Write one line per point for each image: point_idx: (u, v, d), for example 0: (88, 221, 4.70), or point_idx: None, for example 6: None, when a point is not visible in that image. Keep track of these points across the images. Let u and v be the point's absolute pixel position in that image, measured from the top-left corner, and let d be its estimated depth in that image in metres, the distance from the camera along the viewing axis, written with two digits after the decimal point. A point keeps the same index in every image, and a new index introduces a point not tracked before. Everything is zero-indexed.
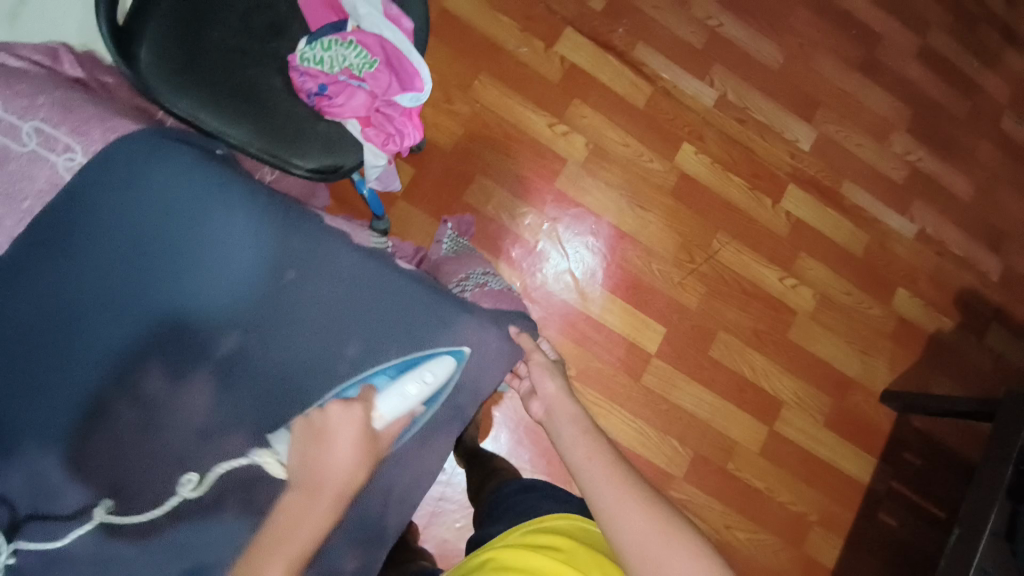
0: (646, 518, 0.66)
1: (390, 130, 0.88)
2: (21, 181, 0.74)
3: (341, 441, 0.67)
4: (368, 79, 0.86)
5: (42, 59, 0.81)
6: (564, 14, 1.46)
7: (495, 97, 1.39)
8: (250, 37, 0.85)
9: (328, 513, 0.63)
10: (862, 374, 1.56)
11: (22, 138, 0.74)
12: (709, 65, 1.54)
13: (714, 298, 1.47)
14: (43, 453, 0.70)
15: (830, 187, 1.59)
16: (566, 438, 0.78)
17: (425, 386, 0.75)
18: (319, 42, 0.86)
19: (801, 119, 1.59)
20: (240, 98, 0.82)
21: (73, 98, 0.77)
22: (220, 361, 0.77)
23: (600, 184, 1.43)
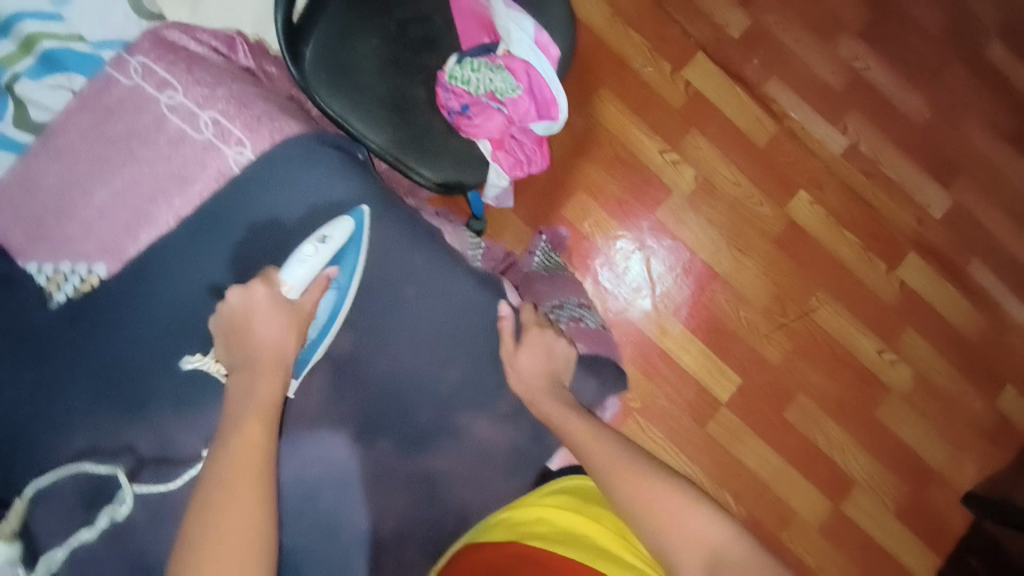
0: (644, 485, 0.73)
1: (521, 156, 0.91)
2: (194, 167, 0.84)
3: (258, 314, 0.74)
4: (508, 104, 0.88)
5: (219, 46, 0.91)
6: (698, 37, 1.40)
7: (611, 114, 1.37)
8: (403, 45, 0.86)
9: (272, 377, 0.72)
10: (948, 470, 1.43)
11: (200, 126, 0.84)
12: (845, 111, 1.44)
13: (800, 357, 1.39)
14: (175, 415, 0.81)
15: (954, 263, 1.45)
16: (562, 425, 0.83)
17: (321, 246, 0.78)
18: (469, 63, 0.85)
19: (936, 183, 1.45)
20: (384, 104, 0.83)
21: (245, 94, 0.86)
22: (337, 358, 0.86)
23: (701, 220, 1.38)
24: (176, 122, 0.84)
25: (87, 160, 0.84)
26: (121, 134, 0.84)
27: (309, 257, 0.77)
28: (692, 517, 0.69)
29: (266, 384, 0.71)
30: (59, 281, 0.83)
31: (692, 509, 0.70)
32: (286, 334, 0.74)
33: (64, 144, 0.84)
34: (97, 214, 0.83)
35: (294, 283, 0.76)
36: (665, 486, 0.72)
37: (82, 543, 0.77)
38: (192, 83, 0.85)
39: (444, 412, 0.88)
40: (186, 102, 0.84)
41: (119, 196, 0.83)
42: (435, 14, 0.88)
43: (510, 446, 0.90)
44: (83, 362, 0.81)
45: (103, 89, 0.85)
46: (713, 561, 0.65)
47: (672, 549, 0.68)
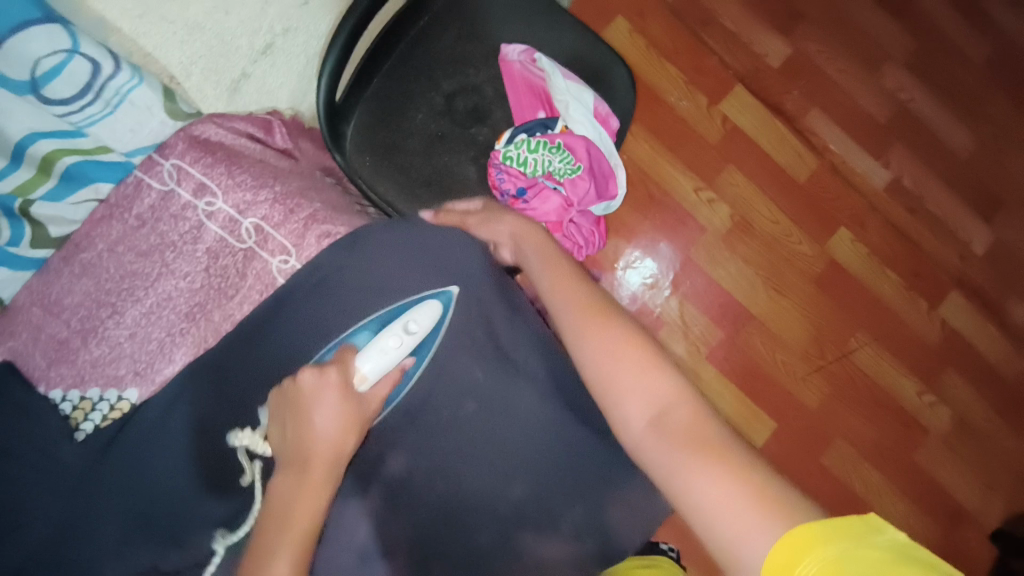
0: (608, 339, 0.66)
1: (580, 239, 0.92)
2: (236, 278, 0.77)
3: (323, 406, 0.63)
4: (567, 185, 0.87)
5: (256, 131, 0.83)
6: (736, 67, 1.34)
7: (645, 150, 1.30)
8: (450, 119, 0.85)
9: (321, 490, 0.60)
10: (983, 513, 1.39)
11: (243, 235, 0.77)
12: (888, 144, 1.38)
13: (839, 402, 1.34)
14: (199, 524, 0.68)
15: (995, 301, 1.41)
16: (542, 277, 0.74)
17: (407, 339, 0.69)
18: (526, 143, 0.84)
19: (979, 218, 1.40)
20: (432, 185, 0.84)
21: (291, 194, 0.79)
22: (388, 483, 0.72)
23: (737, 260, 1.32)
24: (215, 230, 0.77)
25: (117, 275, 0.76)
26: (154, 246, 0.77)
27: (393, 350, 0.68)
28: (647, 377, 0.63)
29: (308, 500, 0.59)
30: (87, 409, 0.74)
31: (651, 371, 0.63)
32: (348, 434, 0.63)
33: (90, 260, 0.77)
34: (126, 334, 0.76)
35: (369, 374, 0.67)
36: (629, 342, 0.65)
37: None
38: (231, 185, 0.78)
39: (508, 539, 0.72)
40: (225, 207, 0.77)
41: (152, 315, 0.76)
42: (485, 84, 0.87)
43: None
44: (103, 504, 0.68)
45: (134, 195, 0.77)
46: (660, 419, 0.60)
47: (622, 403, 0.63)
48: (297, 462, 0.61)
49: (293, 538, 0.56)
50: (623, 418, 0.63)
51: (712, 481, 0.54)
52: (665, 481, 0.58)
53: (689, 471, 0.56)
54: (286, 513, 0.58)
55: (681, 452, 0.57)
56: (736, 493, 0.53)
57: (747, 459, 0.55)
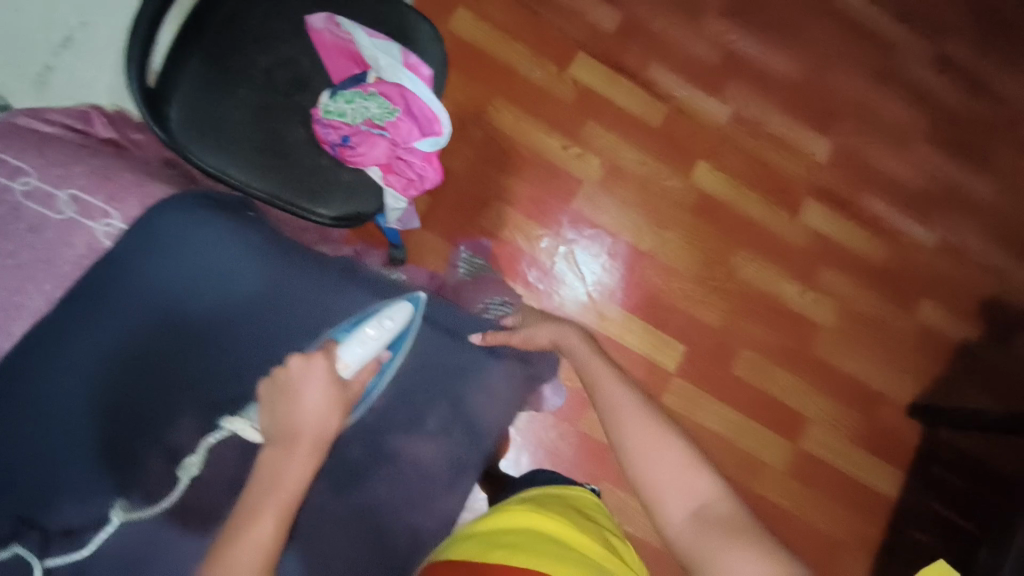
0: (652, 441, 0.73)
1: (412, 175, 0.79)
2: (59, 249, 0.72)
3: (311, 391, 0.67)
4: (389, 128, 0.76)
5: (73, 123, 0.83)
6: (576, 36, 1.47)
7: (510, 121, 1.41)
8: (272, 91, 0.77)
9: (306, 460, 0.64)
10: (890, 388, 1.52)
11: (59, 207, 0.73)
12: (723, 82, 1.53)
13: (735, 315, 1.46)
14: (72, 498, 0.66)
15: (849, 200, 1.56)
16: (593, 376, 0.83)
17: (384, 329, 0.76)
18: (342, 94, 0.75)
19: (817, 131, 1.57)
20: (267, 152, 0.75)
21: (110, 166, 0.78)
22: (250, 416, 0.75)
23: (616, 203, 1.43)
24: (30, 207, 0.72)
25: None
26: None
27: (372, 339, 0.75)
28: (686, 477, 0.70)
29: (297, 463, 0.63)
30: None
31: (689, 473, 0.70)
32: (333, 413, 0.67)
33: None
34: None
35: (352, 362, 0.73)
36: (673, 448, 0.72)
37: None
38: (43, 164, 0.74)
39: (379, 447, 0.80)
40: (36, 183, 0.73)
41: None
42: (301, 54, 0.79)
43: (456, 464, 0.83)
44: None
45: None
46: (700, 515, 0.67)
47: (659, 496, 0.70)
48: (284, 438, 0.65)
49: (276, 509, 0.60)
50: (664, 513, 0.69)
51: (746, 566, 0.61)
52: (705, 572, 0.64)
53: (731, 561, 0.62)
54: (272, 484, 0.62)
55: (717, 538, 0.64)
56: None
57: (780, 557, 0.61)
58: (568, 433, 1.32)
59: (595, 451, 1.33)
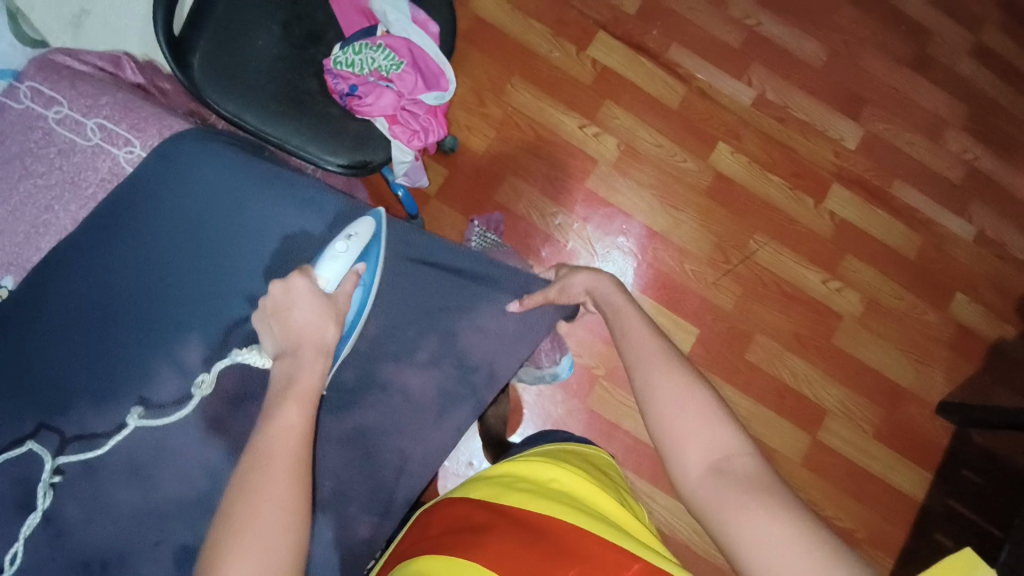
0: (673, 389, 0.67)
1: (417, 127, 0.85)
2: (88, 173, 0.76)
3: (299, 305, 0.66)
4: (396, 80, 0.83)
5: (105, 65, 0.85)
6: (597, 18, 1.48)
7: (527, 100, 1.42)
8: (290, 43, 0.81)
9: (314, 364, 0.63)
10: (917, 384, 1.45)
11: (86, 133, 0.76)
12: (747, 64, 1.51)
13: (751, 300, 1.42)
14: (95, 408, 0.69)
15: (879, 187, 1.51)
16: (620, 322, 0.77)
17: (353, 240, 0.72)
18: (351, 46, 0.80)
19: (845, 116, 1.52)
20: (280, 99, 0.78)
21: (132, 99, 0.79)
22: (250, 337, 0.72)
23: (632, 184, 1.43)
24: (62, 134, 0.76)
25: None
26: (15, 154, 0.76)
27: (341, 253, 0.71)
28: (704, 427, 0.65)
29: (307, 369, 0.63)
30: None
31: (709, 423, 0.65)
32: (326, 322, 0.66)
33: None
34: None
35: (330, 278, 0.69)
36: (694, 396, 0.67)
37: (34, 527, 0.66)
38: (75, 95, 0.77)
39: (371, 372, 0.80)
40: (67, 112, 0.76)
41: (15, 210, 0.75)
42: (316, 9, 0.83)
43: (444, 394, 0.82)
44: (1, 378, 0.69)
45: None
46: (719, 467, 0.62)
47: (678, 447, 0.65)
48: (286, 348, 0.65)
49: (298, 401, 0.60)
50: (681, 463, 0.64)
51: (761, 521, 0.57)
52: (719, 526, 0.60)
53: (748, 516, 0.58)
54: (288, 384, 0.62)
55: (735, 493, 0.59)
56: (806, 550, 0.55)
57: (802, 515, 0.57)
58: (574, 410, 1.32)
59: (600, 430, 1.32)
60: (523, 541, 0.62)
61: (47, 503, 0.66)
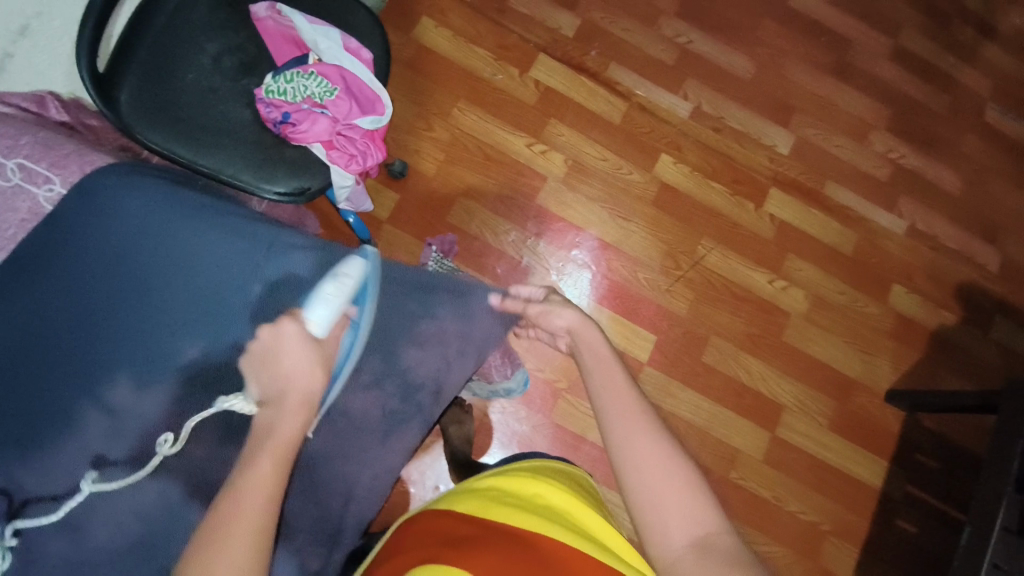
0: (655, 457, 0.68)
1: (354, 151, 0.84)
2: (4, 213, 0.74)
3: (288, 353, 0.63)
4: (330, 106, 0.83)
5: (29, 106, 0.83)
6: (537, 41, 1.53)
7: (474, 122, 1.45)
8: (221, 76, 0.81)
9: (297, 417, 0.61)
10: (866, 374, 1.51)
11: (6, 174, 0.75)
12: (682, 80, 1.58)
13: (704, 303, 1.47)
14: (19, 459, 0.65)
15: (814, 189, 1.59)
16: (596, 375, 0.77)
17: (344, 285, 0.69)
18: (282, 75, 0.81)
19: (777, 124, 1.61)
20: (212, 132, 0.78)
21: (54, 138, 0.78)
22: (186, 371, 0.70)
23: (581, 198, 1.46)
24: None
25: None
26: None
27: (337, 296, 0.67)
28: (688, 501, 0.66)
29: (290, 420, 0.61)
30: None
31: (693, 495, 0.67)
32: (317, 371, 0.63)
33: None
34: None
35: (319, 319, 0.65)
36: (673, 467, 0.68)
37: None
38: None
39: None
40: None
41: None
42: (248, 41, 0.84)
43: (389, 416, 0.81)
44: None
45: None
46: (701, 542, 0.64)
47: (656, 520, 0.66)
48: (273, 397, 0.63)
49: (273, 456, 0.59)
50: (662, 534, 0.66)
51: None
52: None
53: None
54: (267, 435, 0.60)
55: (720, 569, 0.61)
56: None
57: None
58: (538, 425, 1.32)
59: (567, 443, 1.32)
60: (502, 545, 0.62)
61: (3, 567, 0.61)
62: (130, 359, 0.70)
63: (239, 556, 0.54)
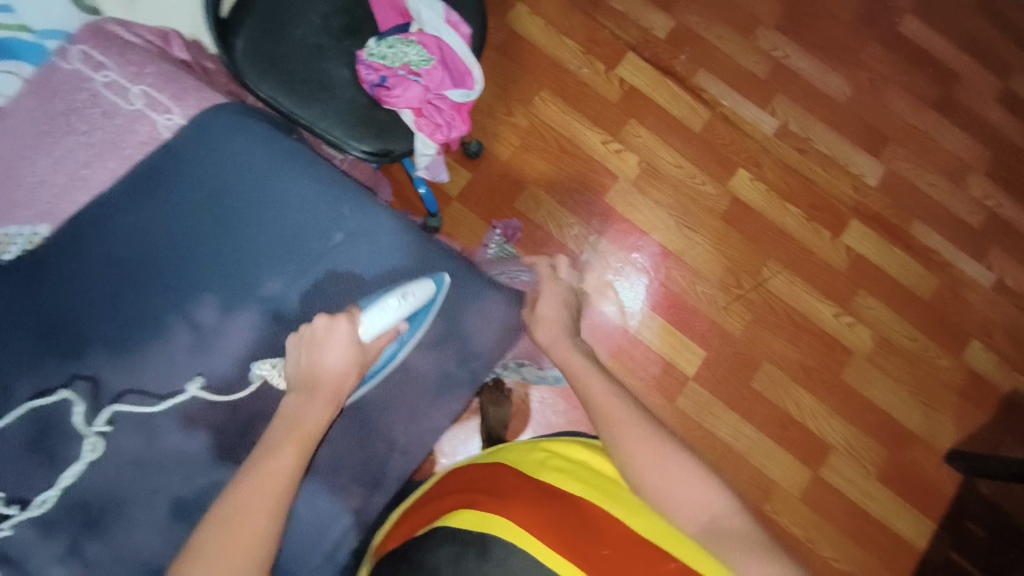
0: (649, 447, 0.67)
1: (441, 122, 0.86)
2: (125, 134, 0.80)
3: (334, 346, 0.68)
4: (424, 75, 0.85)
5: (154, 40, 0.89)
6: (627, 39, 1.51)
7: (552, 112, 1.46)
8: (329, 35, 0.85)
9: (322, 409, 0.66)
10: (926, 429, 1.42)
11: (130, 98, 0.81)
12: (772, 95, 1.52)
13: (760, 327, 1.41)
14: (112, 360, 0.72)
15: (897, 226, 1.49)
16: (575, 380, 0.76)
17: (407, 304, 0.73)
18: (385, 40, 0.84)
19: (868, 152, 1.52)
20: (313, 86, 0.82)
21: (173, 70, 0.83)
22: (266, 302, 0.76)
23: (649, 202, 1.44)
24: (111, 99, 0.81)
25: (29, 137, 0.79)
26: (63, 112, 0.80)
27: (394, 310, 0.72)
28: (695, 488, 0.64)
29: (315, 411, 0.65)
30: (4, 244, 0.76)
31: (700, 482, 0.64)
32: (351, 371, 0.68)
33: (13, 125, 0.80)
34: (36, 182, 0.78)
35: (370, 327, 0.70)
36: (668, 454, 0.66)
37: (76, 477, 0.70)
38: (121, 62, 0.82)
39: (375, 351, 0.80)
40: (117, 79, 0.81)
41: (56, 165, 0.79)
42: (356, 6, 0.88)
43: (444, 378, 0.84)
44: (45, 325, 0.73)
45: (48, 75, 0.81)
46: (713, 527, 0.61)
47: (669, 514, 0.64)
48: (304, 384, 0.67)
49: (296, 443, 0.63)
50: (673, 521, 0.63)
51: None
52: None
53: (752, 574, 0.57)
54: (292, 424, 0.64)
55: (735, 554, 0.58)
56: None
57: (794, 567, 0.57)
58: (573, 421, 1.31)
59: None
60: (546, 501, 0.68)
61: (92, 455, 0.70)
62: (220, 286, 0.75)
63: (258, 526, 0.59)
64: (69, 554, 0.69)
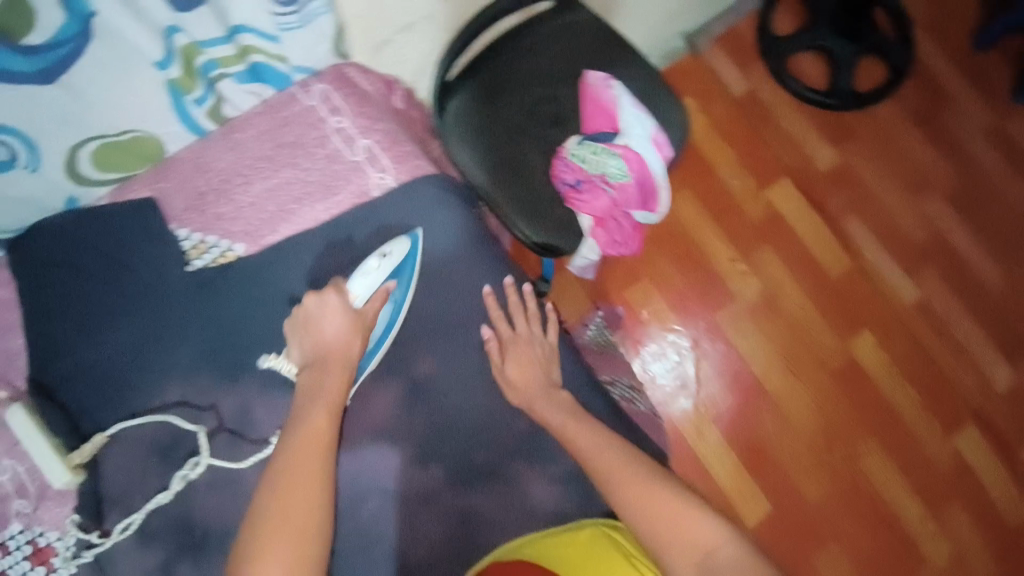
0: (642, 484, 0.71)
1: (616, 236, 0.93)
2: (342, 181, 0.89)
3: (331, 318, 0.77)
4: (616, 189, 0.89)
5: (382, 87, 0.95)
6: (788, 164, 1.46)
7: (689, 214, 1.43)
8: (534, 120, 0.90)
9: (338, 377, 0.75)
10: None
11: (355, 150, 0.90)
12: (920, 264, 1.44)
13: (838, 503, 1.32)
14: (263, 393, 0.83)
15: (1013, 445, 1.36)
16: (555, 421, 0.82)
17: (383, 261, 0.81)
18: (591, 146, 0.88)
19: (1002, 357, 1.40)
20: (507, 166, 0.88)
21: (397, 133, 0.92)
22: (416, 382, 0.86)
23: (758, 333, 1.38)
24: (337, 144, 0.90)
25: (257, 154, 0.88)
26: (292, 142, 0.89)
27: (372, 269, 0.81)
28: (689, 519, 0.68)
29: (332, 380, 0.75)
30: (200, 250, 0.86)
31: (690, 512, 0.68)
32: (352, 337, 0.77)
33: (241, 139, 0.88)
34: (253, 202, 0.87)
35: (358, 292, 0.80)
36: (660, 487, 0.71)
37: (160, 506, 0.79)
38: (356, 113, 0.90)
39: (501, 465, 0.85)
40: (349, 126, 0.90)
41: (269, 194, 0.87)
42: (566, 97, 0.93)
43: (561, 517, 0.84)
44: (217, 344, 0.84)
45: (287, 103, 0.89)
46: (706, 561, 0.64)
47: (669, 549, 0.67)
48: (317, 360, 0.77)
49: (324, 406, 0.72)
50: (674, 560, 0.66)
51: None
52: None
53: None
54: (314, 395, 0.73)
55: None
56: None
57: None
58: None
59: None
60: None
61: (177, 486, 0.80)
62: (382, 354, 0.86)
63: (311, 497, 0.66)
64: (161, 567, 0.78)
